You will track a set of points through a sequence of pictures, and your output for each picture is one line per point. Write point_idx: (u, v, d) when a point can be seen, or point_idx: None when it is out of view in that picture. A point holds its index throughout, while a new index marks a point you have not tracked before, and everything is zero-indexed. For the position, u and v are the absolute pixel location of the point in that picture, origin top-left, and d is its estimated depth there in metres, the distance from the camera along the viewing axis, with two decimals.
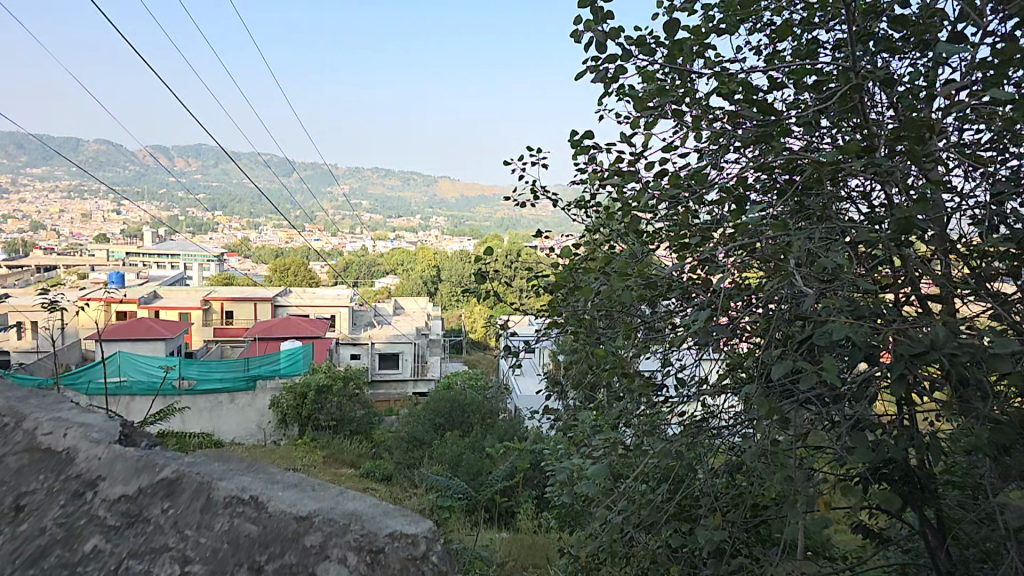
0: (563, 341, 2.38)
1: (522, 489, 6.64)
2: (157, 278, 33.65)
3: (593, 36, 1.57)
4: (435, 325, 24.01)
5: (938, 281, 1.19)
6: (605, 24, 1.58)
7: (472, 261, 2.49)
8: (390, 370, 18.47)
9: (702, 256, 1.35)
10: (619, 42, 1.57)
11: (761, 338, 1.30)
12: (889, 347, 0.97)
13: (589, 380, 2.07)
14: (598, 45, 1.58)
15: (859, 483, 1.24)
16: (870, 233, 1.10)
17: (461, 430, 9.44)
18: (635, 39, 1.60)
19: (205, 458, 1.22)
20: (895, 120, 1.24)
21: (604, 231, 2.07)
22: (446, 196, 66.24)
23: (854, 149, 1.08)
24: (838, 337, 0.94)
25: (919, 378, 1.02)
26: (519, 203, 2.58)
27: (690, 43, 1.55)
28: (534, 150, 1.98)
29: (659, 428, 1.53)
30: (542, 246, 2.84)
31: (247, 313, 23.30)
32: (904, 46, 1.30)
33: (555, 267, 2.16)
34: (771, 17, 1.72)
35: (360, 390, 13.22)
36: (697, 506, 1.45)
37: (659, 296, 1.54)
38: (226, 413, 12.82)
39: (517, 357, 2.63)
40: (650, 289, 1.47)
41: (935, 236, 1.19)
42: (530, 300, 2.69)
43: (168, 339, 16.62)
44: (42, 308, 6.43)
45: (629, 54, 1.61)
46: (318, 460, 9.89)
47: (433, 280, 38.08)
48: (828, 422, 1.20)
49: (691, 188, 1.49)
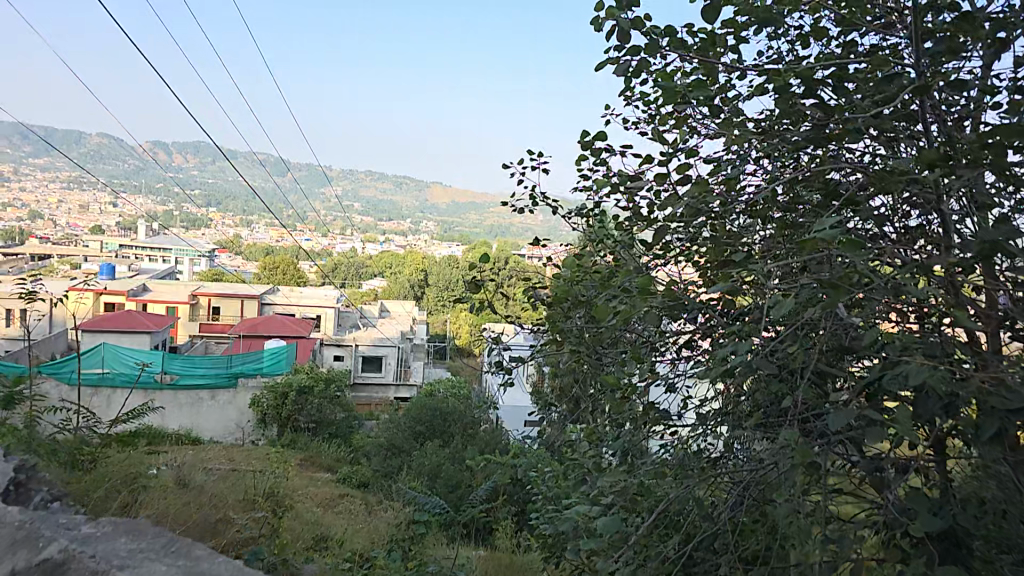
0: (557, 359, 2.28)
1: (503, 506, 6.56)
2: (146, 271, 33.56)
3: (615, 23, 1.49)
4: (420, 330, 23.86)
5: (988, 314, 1.13)
6: (630, 11, 1.50)
7: (466, 268, 2.38)
8: (373, 373, 18.28)
9: (735, 279, 1.30)
10: (642, 32, 1.49)
11: (790, 366, 1.24)
12: (968, 397, 0.90)
13: (593, 400, 2.00)
14: (621, 34, 1.50)
15: (896, 538, 1.17)
16: (936, 262, 1.03)
17: (442, 440, 9.22)
18: (661, 29, 1.52)
19: (114, 543, 2.49)
20: (948, 134, 1.18)
21: (612, 237, 2.03)
22: (439, 202, 66.09)
23: (933, 167, 1.00)
24: (915, 383, 0.87)
25: (994, 430, 0.94)
26: (516, 208, 2.52)
27: (721, 38, 1.48)
28: (532, 154, 2.25)
29: (668, 471, 1.45)
30: (531, 256, 2.83)
31: (234, 310, 23.01)
32: (966, 51, 1.20)
33: (556, 279, 2.08)
34: (798, 18, 1.68)
35: (342, 392, 13.11)
36: (711, 556, 1.38)
37: (680, 314, 1.48)
38: (207, 410, 12.57)
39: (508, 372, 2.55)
40: (674, 307, 1.41)
41: (991, 270, 1.13)
42: (519, 311, 2.63)
43: (154, 332, 16.30)
44: (21, 297, 6.30)
45: (654, 44, 1.52)
46: (293, 463, 9.72)
47: (421, 284, 37.69)
48: (873, 467, 1.13)
49: (718, 200, 1.45)
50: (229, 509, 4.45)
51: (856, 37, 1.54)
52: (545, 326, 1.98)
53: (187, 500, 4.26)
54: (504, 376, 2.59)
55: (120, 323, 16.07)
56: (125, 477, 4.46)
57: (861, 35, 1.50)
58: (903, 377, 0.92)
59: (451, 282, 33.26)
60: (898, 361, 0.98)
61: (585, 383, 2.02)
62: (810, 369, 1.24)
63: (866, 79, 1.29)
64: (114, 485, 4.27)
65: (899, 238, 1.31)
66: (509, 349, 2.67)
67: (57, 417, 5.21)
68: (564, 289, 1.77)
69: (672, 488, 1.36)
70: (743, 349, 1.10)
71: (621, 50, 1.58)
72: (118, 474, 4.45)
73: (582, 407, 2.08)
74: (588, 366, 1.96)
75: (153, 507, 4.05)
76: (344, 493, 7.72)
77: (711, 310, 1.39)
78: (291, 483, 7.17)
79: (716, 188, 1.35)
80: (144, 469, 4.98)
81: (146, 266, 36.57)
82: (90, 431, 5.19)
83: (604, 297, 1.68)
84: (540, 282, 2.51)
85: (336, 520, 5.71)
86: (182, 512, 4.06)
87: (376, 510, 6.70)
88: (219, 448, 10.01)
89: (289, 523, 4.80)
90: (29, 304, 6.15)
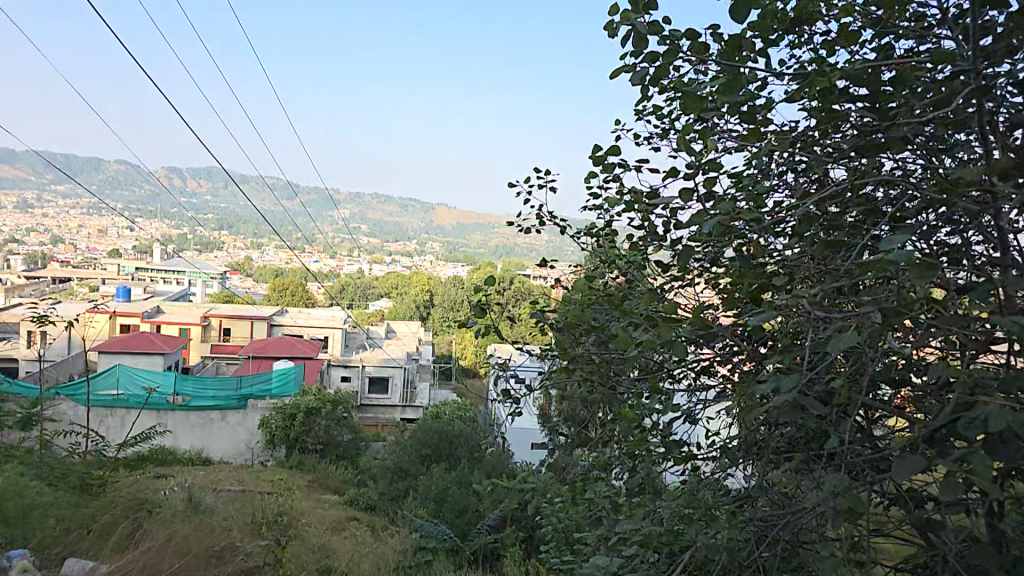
0: (567, 383, 2.20)
1: (511, 529, 6.45)
2: (160, 293, 33.95)
3: (632, 28, 1.45)
4: (427, 351, 23.76)
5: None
6: (647, 14, 1.45)
7: (472, 290, 2.33)
8: (380, 394, 18.19)
9: (776, 308, 1.25)
10: (660, 36, 1.44)
11: (834, 396, 1.18)
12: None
13: (608, 429, 1.95)
14: (637, 38, 1.46)
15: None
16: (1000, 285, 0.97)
17: (449, 464, 9.01)
18: (679, 34, 1.47)
19: None
20: (1001, 147, 1.13)
21: (635, 254, 2.00)
22: (445, 223, 66.30)
23: (1001, 181, 0.94)
24: (997, 427, 0.80)
25: None
26: (522, 228, 2.49)
27: (744, 45, 1.44)
28: (539, 172, 2.31)
29: (696, 514, 1.39)
30: (537, 276, 2.79)
31: (243, 332, 22.97)
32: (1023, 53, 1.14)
33: (569, 303, 2.04)
34: (821, 25, 1.65)
35: (349, 414, 12.95)
36: None
37: (708, 336, 1.42)
38: (217, 430, 12.42)
39: (515, 400, 2.48)
40: (701, 329, 1.36)
41: None
42: (526, 334, 2.57)
43: (166, 354, 16.26)
44: (30, 322, 6.30)
45: (672, 49, 1.48)
46: (301, 486, 9.62)
47: (427, 304, 37.43)
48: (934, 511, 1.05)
49: (749, 225, 1.41)
50: (236, 538, 4.37)
51: (886, 40, 1.51)
52: (557, 351, 1.94)
53: (196, 529, 4.19)
54: (513, 405, 2.51)
55: (135, 344, 16.09)
56: (131, 503, 4.43)
57: (895, 39, 1.47)
58: (979, 421, 0.84)
59: (457, 302, 33.21)
60: (967, 400, 0.91)
61: (602, 412, 1.96)
62: (855, 398, 1.20)
63: (904, 84, 1.24)
64: (117, 514, 4.21)
65: (942, 252, 1.25)
66: (516, 375, 2.60)
67: (66, 442, 5.17)
68: (579, 316, 1.73)
69: (699, 532, 1.31)
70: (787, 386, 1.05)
71: (637, 57, 1.53)
72: (124, 501, 4.41)
73: (596, 436, 2.02)
74: (601, 395, 1.93)
75: (152, 540, 3.87)
76: (352, 516, 7.66)
77: (741, 331, 1.35)
78: (299, 506, 7.08)
79: (748, 211, 1.30)
80: (154, 494, 4.95)
81: (160, 289, 36.99)
82: (98, 455, 5.11)
83: (626, 325, 1.63)
84: (546, 302, 2.46)
85: (342, 544, 5.64)
86: (183, 546, 3.91)
87: (382, 535, 6.59)
88: (227, 470, 9.96)
89: (295, 551, 4.70)
90: (39, 329, 6.14)
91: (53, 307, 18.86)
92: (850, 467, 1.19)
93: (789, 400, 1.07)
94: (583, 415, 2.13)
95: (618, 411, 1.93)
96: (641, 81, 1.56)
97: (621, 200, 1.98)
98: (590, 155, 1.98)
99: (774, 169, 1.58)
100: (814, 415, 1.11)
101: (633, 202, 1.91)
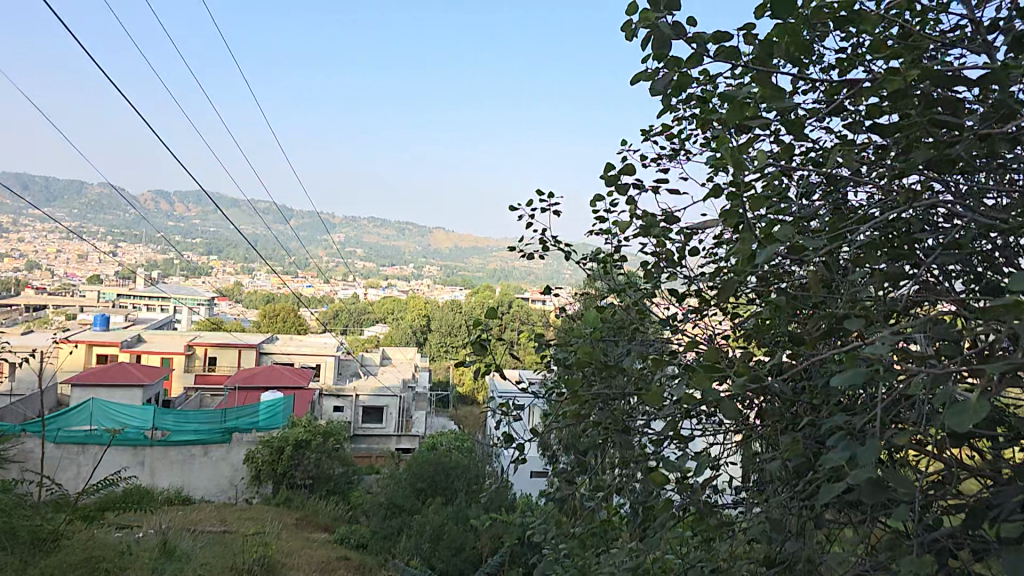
0: (565, 428, 2.02)
1: (509, 569, 6.25)
2: (145, 321, 33.44)
3: (653, 31, 1.30)
4: (422, 378, 23.47)
5: None
6: (669, 15, 1.29)
7: (469, 323, 2.10)
8: (373, 424, 17.90)
9: (839, 355, 1.08)
10: (685, 39, 1.29)
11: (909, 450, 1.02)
12: None
13: (619, 485, 1.75)
14: (658, 40, 1.31)
15: None
16: None
17: (445, 498, 8.60)
18: (706, 37, 1.31)
19: None
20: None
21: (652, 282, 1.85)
22: (439, 246, 66.21)
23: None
24: None
25: None
26: (524, 254, 2.30)
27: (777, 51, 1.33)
28: (541, 196, 2.20)
29: None
30: (535, 297, 2.60)
31: (231, 360, 22.53)
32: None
33: (579, 344, 1.84)
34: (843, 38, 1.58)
35: (341, 446, 12.62)
36: None
37: (746, 383, 1.24)
38: (197, 467, 12.04)
39: (520, 444, 2.25)
40: (744, 379, 1.18)
41: None
42: (527, 359, 2.37)
43: (146, 386, 15.88)
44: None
45: (697, 54, 1.33)
46: (288, 524, 9.29)
47: (424, 329, 36.54)
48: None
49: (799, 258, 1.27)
50: None
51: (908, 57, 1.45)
52: (569, 395, 1.73)
53: None
54: (515, 450, 2.29)
55: (114, 377, 15.72)
56: (83, 564, 4.54)
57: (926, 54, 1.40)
58: None
59: (452, 329, 32.97)
60: None
61: (613, 464, 1.77)
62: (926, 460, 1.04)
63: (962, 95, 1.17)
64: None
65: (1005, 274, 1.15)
66: (519, 413, 2.39)
67: (19, 491, 5.01)
68: (587, 359, 1.53)
69: None
70: (865, 458, 0.90)
71: (659, 62, 1.37)
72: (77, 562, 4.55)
73: (599, 487, 1.83)
74: (613, 442, 1.74)
75: None
76: (342, 556, 7.44)
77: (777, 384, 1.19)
78: (284, 548, 6.81)
79: (808, 241, 1.14)
80: (119, 549, 5.12)
81: (146, 316, 36.52)
82: (53, 505, 4.96)
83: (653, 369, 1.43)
84: (544, 331, 2.27)
85: None
86: None
87: None
88: (209, 508, 9.63)
89: None
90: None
91: (31, 340, 18.45)
92: (920, 543, 1.06)
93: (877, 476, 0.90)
94: (586, 470, 1.92)
95: (631, 459, 1.75)
96: (663, 88, 1.41)
97: (634, 222, 1.83)
98: (603, 174, 1.83)
99: (799, 192, 1.48)
100: (898, 490, 0.96)
101: (647, 227, 1.77)
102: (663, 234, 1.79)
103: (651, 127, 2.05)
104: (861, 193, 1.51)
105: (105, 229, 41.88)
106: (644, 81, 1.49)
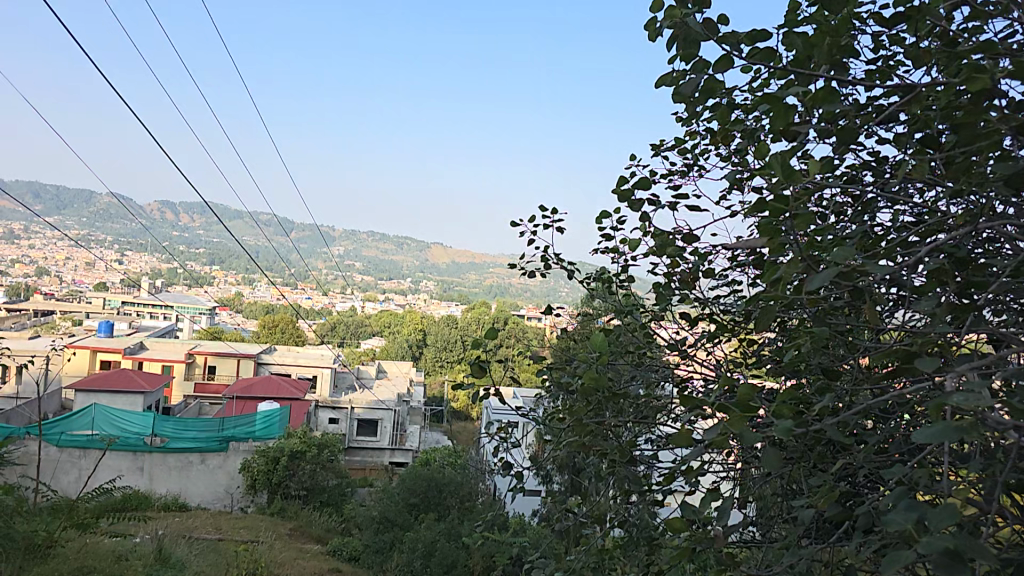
0: (558, 451, 2.04)
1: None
2: (142, 328, 33.44)
3: (682, 28, 1.31)
4: (417, 392, 23.41)
5: None
6: (701, 12, 1.32)
7: (466, 345, 2.10)
8: (368, 437, 17.82)
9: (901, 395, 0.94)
10: (715, 38, 1.31)
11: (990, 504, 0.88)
12: None
13: (624, 514, 1.75)
14: (686, 39, 1.32)
15: None
16: None
17: (437, 514, 8.59)
18: (738, 37, 1.33)
19: None
20: None
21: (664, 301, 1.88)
22: (437, 261, 66.33)
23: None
24: None
25: None
26: (525, 273, 2.32)
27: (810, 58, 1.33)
28: (547, 211, 2.16)
29: None
30: (529, 316, 2.63)
31: (229, 369, 22.46)
32: None
33: (586, 363, 1.83)
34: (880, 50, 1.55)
35: (335, 458, 12.56)
36: None
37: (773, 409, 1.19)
38: (195, 474, 11.98)
39: (518, 473, 2.25)
40: (782, 411, 1.09)
41: None
42: (521, 376, 2.38)
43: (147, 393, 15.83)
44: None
45: (727, 54, 1.34)
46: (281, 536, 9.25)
47: (419, 343, 36.53)
48: None
49: (838, 290, 1.23)
50: None
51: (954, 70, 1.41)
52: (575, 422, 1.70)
53: None
54: (513, 477, 2.29)
55: (116, 383, 15.67)
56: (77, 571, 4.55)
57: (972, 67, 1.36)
58: None
59: (449, 344, 32.98)
60: None
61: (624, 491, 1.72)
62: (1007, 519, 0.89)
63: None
64: None
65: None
66: (515, 439, 2.39)
67: (21, 495, 5.02)
68: (592, 378, 1.50)
69: None
70: (939, 526, 0.67)
71: (685, 63, 1.39)
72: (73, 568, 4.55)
73: (603, 515, 1.80)
74: (621, 470, 1.72)
75: None
76: (334, 569, 7.39)
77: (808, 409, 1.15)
78: (278, 559, 6.79)
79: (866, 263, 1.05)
80: (116, 556, 5.10)
81: (144, 325, 36.53)
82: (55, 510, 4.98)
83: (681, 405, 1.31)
84: (542, 351, 2.30)
85: None
86: None
87: None
88: (205, 517, 9.62)
89: None
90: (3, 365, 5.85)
91: (28, 344, 18.35)
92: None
93: (958, 545, 0.68)
94: (596, 492, 1.91)
95: (636, 486, 1.73)
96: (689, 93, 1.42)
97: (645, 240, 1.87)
98: (617, 188, 1.88)
99: (825, 207, 1.48)
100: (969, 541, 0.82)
101: (662, 246, 1.80)
102: (676, 254, 1.82)
103: (663, 143, 2.09)
104: (885, 215, 1.49)
105: (106, 240, 42.14)
106: (668, 86, 1.50)
